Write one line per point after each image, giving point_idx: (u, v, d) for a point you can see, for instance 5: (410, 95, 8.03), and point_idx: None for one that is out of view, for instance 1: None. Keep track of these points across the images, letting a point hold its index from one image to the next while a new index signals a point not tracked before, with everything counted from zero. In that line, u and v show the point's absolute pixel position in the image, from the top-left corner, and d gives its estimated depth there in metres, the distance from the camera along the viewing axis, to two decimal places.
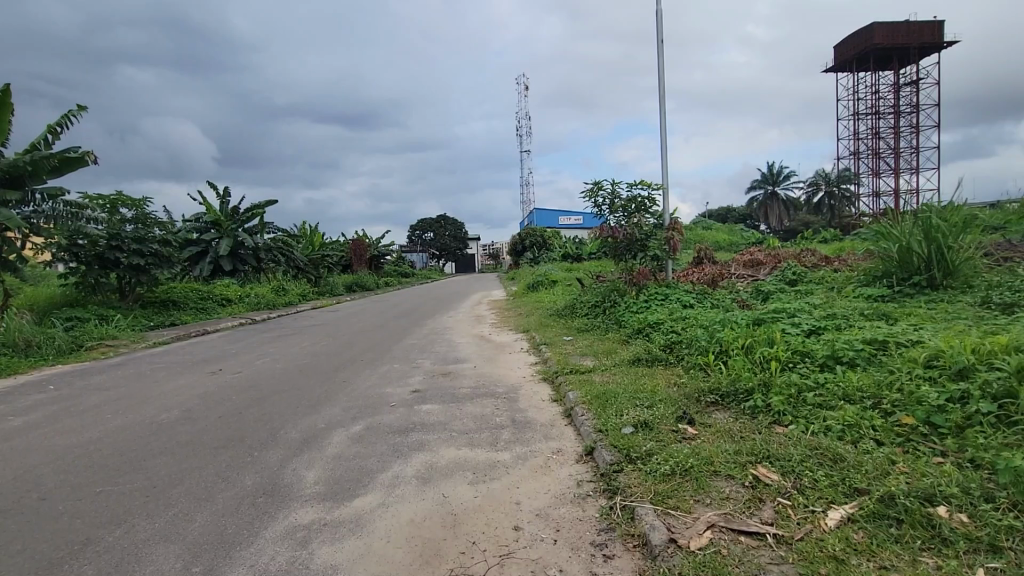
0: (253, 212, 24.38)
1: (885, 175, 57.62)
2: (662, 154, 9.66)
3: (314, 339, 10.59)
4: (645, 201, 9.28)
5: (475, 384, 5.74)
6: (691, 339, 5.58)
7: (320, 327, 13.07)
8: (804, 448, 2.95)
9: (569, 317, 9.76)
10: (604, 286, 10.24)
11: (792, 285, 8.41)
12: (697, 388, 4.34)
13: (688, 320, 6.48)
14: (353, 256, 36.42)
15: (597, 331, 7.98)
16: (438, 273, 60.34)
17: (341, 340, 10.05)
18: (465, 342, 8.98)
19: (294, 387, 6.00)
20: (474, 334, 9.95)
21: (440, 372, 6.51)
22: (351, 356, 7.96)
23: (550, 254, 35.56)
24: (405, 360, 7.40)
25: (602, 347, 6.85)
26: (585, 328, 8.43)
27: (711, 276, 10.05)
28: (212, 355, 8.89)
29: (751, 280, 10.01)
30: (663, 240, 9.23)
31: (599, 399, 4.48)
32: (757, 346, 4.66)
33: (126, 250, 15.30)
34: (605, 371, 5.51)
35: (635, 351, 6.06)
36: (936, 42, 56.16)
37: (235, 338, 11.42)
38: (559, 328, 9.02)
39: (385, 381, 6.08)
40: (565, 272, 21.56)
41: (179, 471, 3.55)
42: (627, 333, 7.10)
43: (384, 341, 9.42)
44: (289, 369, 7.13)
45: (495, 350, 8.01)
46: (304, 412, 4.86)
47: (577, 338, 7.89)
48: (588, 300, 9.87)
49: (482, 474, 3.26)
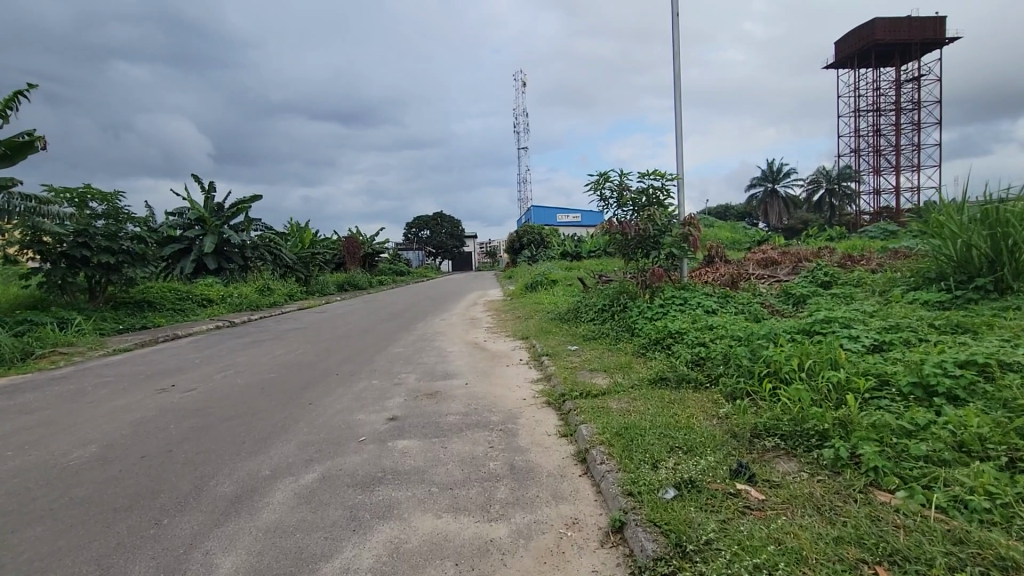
0: (240, 208, 23.35)
1: (886, 173, 56.87)
2: (678, 142, 8.69)
3: (292, 346, 9.57)
4: (658, 194, 8.35)
5: (464, 410, 4.78)
6: (727, 355, 4.64)
7: (303, 331, 12.04)
8: (943, 543, 2.02)
9: (572, 323, 8.81)
10: (611, 287, 9.28)
11: (825, 288, 7.47)
12: (748, 427, 3.39)
13: (716, 330, 5.54)
14: (345, 254, 35.41)
15: (607, 341, 7.03)
16: (433, 271, 59.40)
17: (319, 348, 9.03)
18: (457, 352, 8.01)
19: (249, 412, 5.01)
20: (467, 341, 8.99)
21: (424, 392, 5.54)
22: (326, 369, 6.96)
23: (549, 252, 34.60)
24: (387, 375, 6.42)
25: (615, 362, 5.89)
26: (593, 336, 7.48)
27: (729, 277, 9.09)
28: (173, 367, 7.88)
29: (774, 282, 9.06)
30: (681, 236, 8.16)
31: (621, 437, 3.52)
32: (819, 369, 3.72)
33: (95, 248, 14.26)
34: (624, 395, 4.54)
35: (657, 368, 5.10)
36: (938, 38, 55.44)
37: (207, 344, 10.42)
38: (562, 335, 8.07)
39: (358, 404, 5.11)
40: (564, 271, 20.66)
41: (47, 554, 2.57)
42: (643, 344, 6.15)
43: (367, 350, 8.41)
44: (251, 387, 6.13)
45: (490, 362, 7.05)
46: (249, 452, 3.87)
47: (584, 349, 6.94)
48: (595, 304, 8.90)
49: (466, 567, 2.28)
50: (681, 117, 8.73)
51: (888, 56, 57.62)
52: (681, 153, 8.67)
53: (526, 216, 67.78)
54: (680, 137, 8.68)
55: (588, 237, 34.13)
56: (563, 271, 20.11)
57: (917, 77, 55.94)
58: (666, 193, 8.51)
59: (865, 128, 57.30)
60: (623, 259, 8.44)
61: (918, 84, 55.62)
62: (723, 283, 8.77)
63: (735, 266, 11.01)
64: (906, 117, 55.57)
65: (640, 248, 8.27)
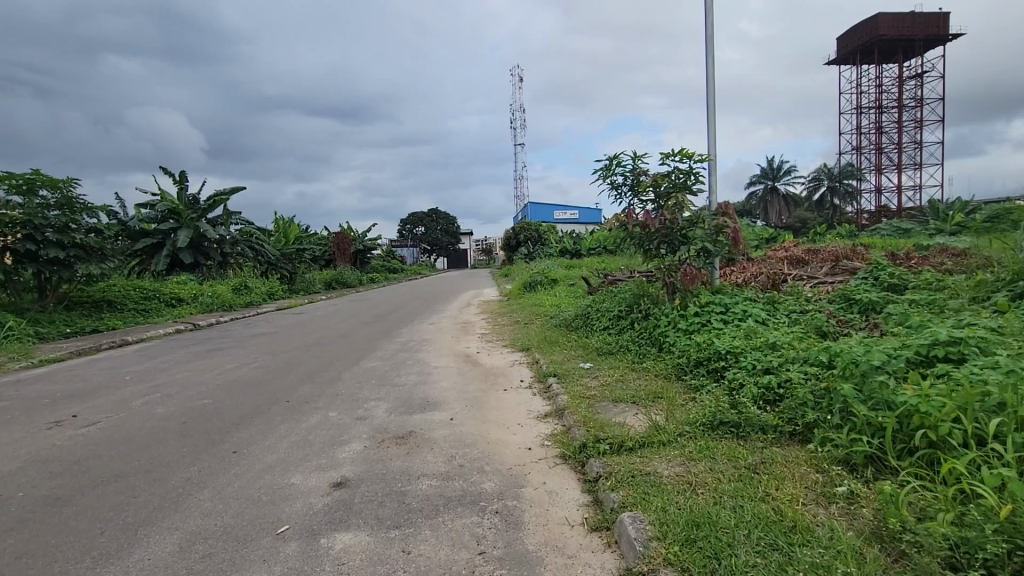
0: (217, 200, 21.88)
1: (889, 171, 55.78)
2: (711, 114, 7.28)
3: (252, 356, 8.12)
4: (686, 176, 6.95)
5: (446, 466, 3.38)
6: (823, 397, 3.24)
7: (271, 336, 10.58)
8: None
9: (582, 332, 7.40)
10: (628, 289, 7.86)
11: (895, 293, 6.10)
12: (916, 544, 2.02)
13: (785, 353, 4.15)
14: (336, 250, 33.96)
15: (630, 359, 5.65)
16: (428, 269, 57.87)
17: (282, 360, 7.58)
18: (444, 368, 6.58)
19: (143, 469, 3.58)
20: (458, 353, 7.55)
21: (394, 432, 4.12)
22: (277, 393, 5.52)
23: (546, 250, 33.28)
24: (351, 404, 4.98)
25: (647, 392, 4.50)
26: (611, 352, 6.10)
27: (768, 278, 7.70)
28: (95, 386, 6.44)
29: (821, 284, 7.66)
30: (713, 228, 6.62)
31: (697, 549, 2.13)
32: (1007, 433, 2.33)
33: (42, 241, 12.76)
34: (676, 452, 3.13)
35: (712, 404, 3.70)
36: (942, 34, 54.36)
37: (155, 353, 8.94)
38: (572, 348, 6.67)
39: (299, 457, 3.67)
40: (566, 269, 19.25)
41: None
42: (681, 368, 4.77)
43: (335, 365, 6.97)
44: (171, 421, 4.70)
45: (484, 384, 5.63)
46: (101, 557, 2.47)
47: (601, 370, 5.55)
48: (609, 309, 7.48)
49: None
50: (714, 85, 7.32)
51: (891, 53, 56.54)
52: (714, 128, 7.25)
53: (522, 213, 66.38)
54: (714, 109, 7.25)
55: (588, 234, 32.82)
56: (563, 270, 18.67)
57: (920, 74, 54.90)
58: (696, 176, 7.08)
59: (867, 126, 56.20)
60: (644, 257, 6.96)
61: (921, 81, 54.57)
62: (763, 285, 7.38)
63: (761, 266, 9.47)
64: (909, 114, 54.56)
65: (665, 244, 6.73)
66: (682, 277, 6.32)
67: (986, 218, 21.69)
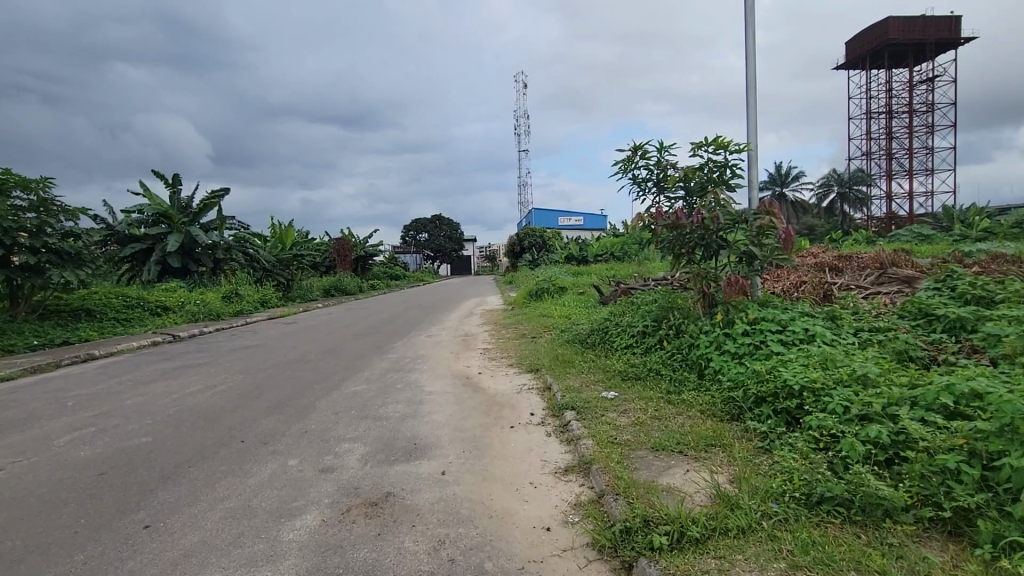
0: (209, 204, 21.03)
1: (900, 177, 54.68)
2: (751, 99, 6.31)
3: (223, 376, 7.12)
4: (721, 169, 5.99)
5: (431, 561, 2.37)
6: (985, 480, 2.27)
7: (252, 350, 9.56)
8: None
9: (601, 349, 6.38)
10: (653, 300, 6.84)
11: (983, 308, 5.07)
12: None
13: (884, 393, 3.15)
14: (336, 257, 33.07)
15: (664, 390, 4.65)
16: (431, 275, 57.00)
17: (255, 382, 6.58)
18: (439, 393, 5.57)
19: (10, 557, 2.56)
20: (458, 374, 6.53)
21: (368, 494, 3.11)
22: (234, 428, 4.51)
23: (551, 257, 32.32)
24: (319, 448, 3.96)
25: (697, 439, 3.51)
26: (639, 379, 5.10)
27: (819, 289, 6.64)
28: (28, 414, 5.46)
29: (880, 295, 6.60)
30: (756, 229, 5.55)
31: None
32: None
33: (12, 246, 11.84)
34: (770, 552, 2.15)
35: (801, 465, 2.71)
36: (953, 38, 53.35)
37: (118, 371, 7.95)
38: (590, 370, 5.66)
39: (230, 539, 2.65)
40: (574, 277, 18.22)
41: None
42: (739, 407, 3.77)
43: (314, 389, 5.96)
44: (88, 471, 3.69)
45: (487, 417, 4.60)
46: None
47: (630, 402, 4.54)
48: (630, 324, 6.48)
49: None
50: (755, 66, 6.35)
51: (902, 57, 55.52)
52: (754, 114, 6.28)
53: (526, 218, 65.51)
54: (755, 92, 6.27)
55: (594, 241, 31.86)
56: (570, 278, 17.68)
57: (931, 78, 53.90)
58: (733, 168, 6.09)
59: (878, 131, 55.18)
60: (675, 263, 5.89)
61: (932, 85, 53.57)
62: (815, 296, 6.33)
63: (796, 273, 8.41)
64: (920, 119, 53.58)
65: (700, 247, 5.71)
66: (726, 286, 5.26)
67: (1013, 224, 20.57)
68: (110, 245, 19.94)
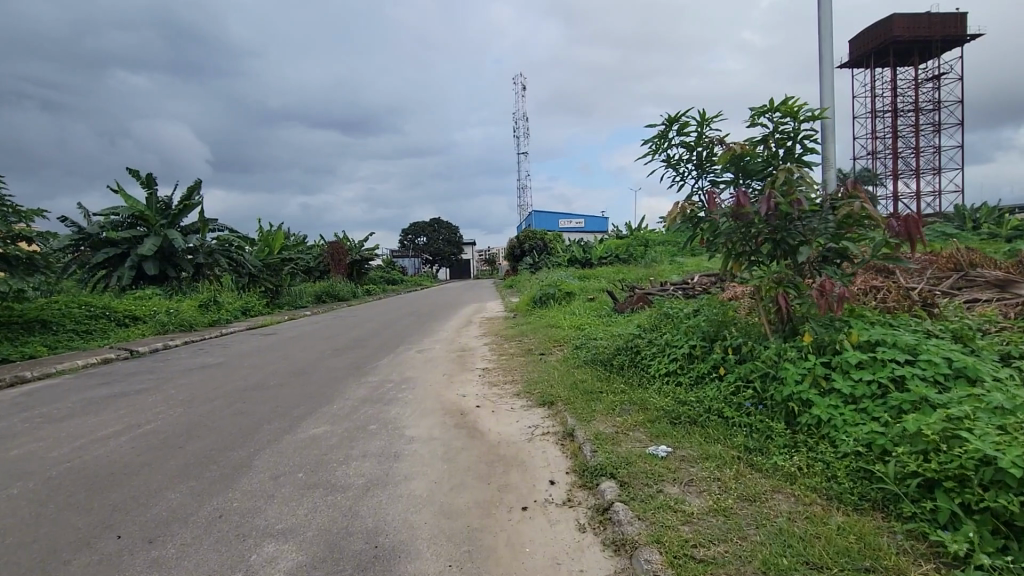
0: (189, 205, 19.76)
1: (907, 177, 53.54)
2: (824, 59, 5.01)
3: (158, 409, 5.71)
4: (789, 142, 4.61)
5: None
6: None
7: (212, 370, 8.14)
8: None
9: (635, 376, 4.99)
10: (698, 314, 5.44)
11: None
12: None
13: None
14: (329, 261, 31.76)
15: (740, 446, 3.29)
16: (429, 280, 55.75)
17: (191, 420, 5.16)
18: (421, 441, 4.16)
19: None
20: (450, 408, 5.11)
21: None
22: (119, 509, 3.10)
23: (553, 260, 31.04)
24: (225, 555, 2.56)
25: (835, 554, 2.14)
26: (699, 425, 3.72)
27: (916, 299, 5.21)
28: None
29: (994, 307, 5.17)
30: (836, 220, 4.09)
31: None
32: None
33: None
34: None
35: None
36: (960, 35, 52.26)
37: (39, 399, 6.56)
38: (626, 408, 4.27)
39: None
40: (580, 280, 16.92)
41: None
42: (885, 491, 2.44)
43: (261, 433, 4.56)
44: None
45: (487, 488, 3.21)
46: None
47: (694, 464, 3.17)
48: (668, 341, 5.08)
49: None
50: (829, 18, 5.06)
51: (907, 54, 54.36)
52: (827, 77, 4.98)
53: (526, 221, 64.20)
54: (828, 47, 4.97)
55: (597, 243, 30.54)
56: (577, 282, 16.33)
57: (938, 76, 52.77)
58: (803, 141, 4.72)
59: (884, 130, 53.99)
60: (738, 267, 4.51)
61: (939, 83, 52.48)
62: (916, 307, 4.92)
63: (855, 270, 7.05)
64: (927, 118, 52.43)
65: (770, 242, 4.24)
66: (818, 296, 3.79)
67: None
68: (83, 250, 18.59)
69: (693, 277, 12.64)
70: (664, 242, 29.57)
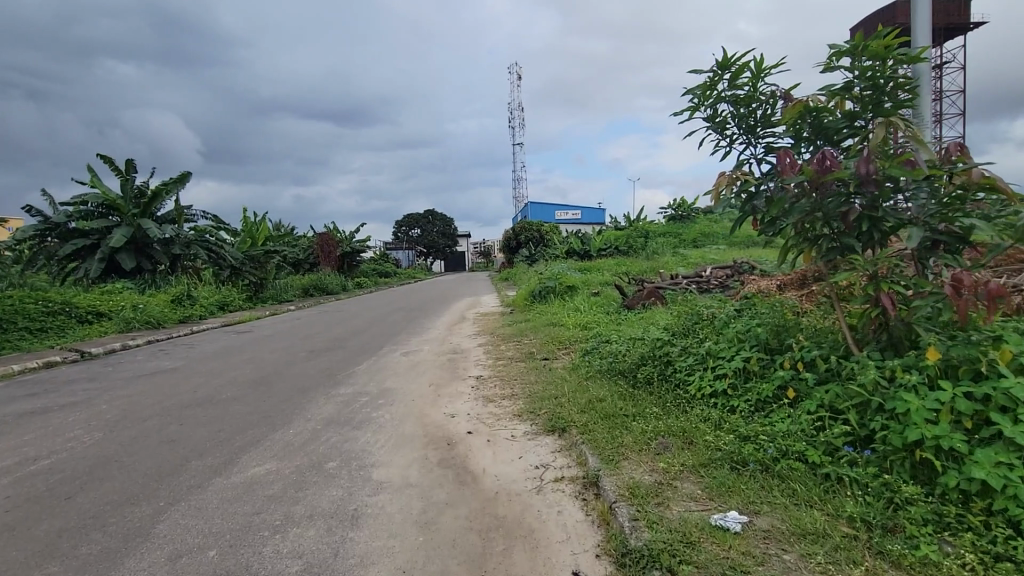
0: (166, 193, 18.52)
1: None
2: (912, 22, 4.04)
3: (74, 432, 4.63)
4: (876, 96, 3.51)
5: None
6: None
7: (164, 377, 7.04)
8: None
9: (666, 395, 3.95)
10: (743, 317, 4.38)
11: None
12: None
13: None
14: (319, 252, 30.56)
15: (852, 519, 2.28)
16: (423, 271, 54.66)
17: (107, 451, 4.08)
18: (391, 491, 3.10)
19: None
20: (433, 437, 4.04)
21: None
22: None
23: (550, 252, 29.97)
24: None
25: None
26: (774, 476, 2.69)
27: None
28: None
29: None
30: (945, 193, 3.03)
31: None
32: None
33: None
34: None
35: None
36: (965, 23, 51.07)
37: None
38: (666, 446, 3.23)
39: None
40: (582, 273, 15.85)
41: None
42: None
43: (184, 475, 3.50)
44: None
45: None
46: None
47: (790, 551, 2.14)
48: (707, 349, 4.04)
49: None
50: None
51: None
52: (918, 41, 3.98)
53: (522, 212, 63.10)
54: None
55: (596, 234, 29.50)
56: (579, 274, 15.27)
57: (942, 64, 51.71)
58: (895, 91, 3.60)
59: None
60: (817, 254, 3.40)
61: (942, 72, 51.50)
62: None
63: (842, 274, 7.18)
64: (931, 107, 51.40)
65: (867, 222, 3.13)
66: (953, 293, 2.67)
67: None
68: (50, 241, 17.39)
69: (707, 270, 11.59)
70: (665, 233, 28.56)
